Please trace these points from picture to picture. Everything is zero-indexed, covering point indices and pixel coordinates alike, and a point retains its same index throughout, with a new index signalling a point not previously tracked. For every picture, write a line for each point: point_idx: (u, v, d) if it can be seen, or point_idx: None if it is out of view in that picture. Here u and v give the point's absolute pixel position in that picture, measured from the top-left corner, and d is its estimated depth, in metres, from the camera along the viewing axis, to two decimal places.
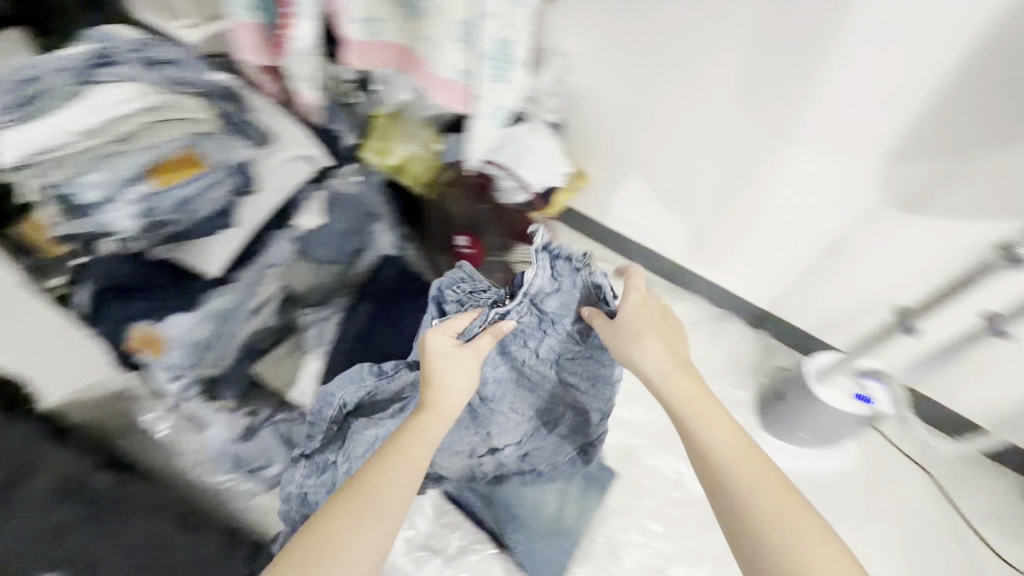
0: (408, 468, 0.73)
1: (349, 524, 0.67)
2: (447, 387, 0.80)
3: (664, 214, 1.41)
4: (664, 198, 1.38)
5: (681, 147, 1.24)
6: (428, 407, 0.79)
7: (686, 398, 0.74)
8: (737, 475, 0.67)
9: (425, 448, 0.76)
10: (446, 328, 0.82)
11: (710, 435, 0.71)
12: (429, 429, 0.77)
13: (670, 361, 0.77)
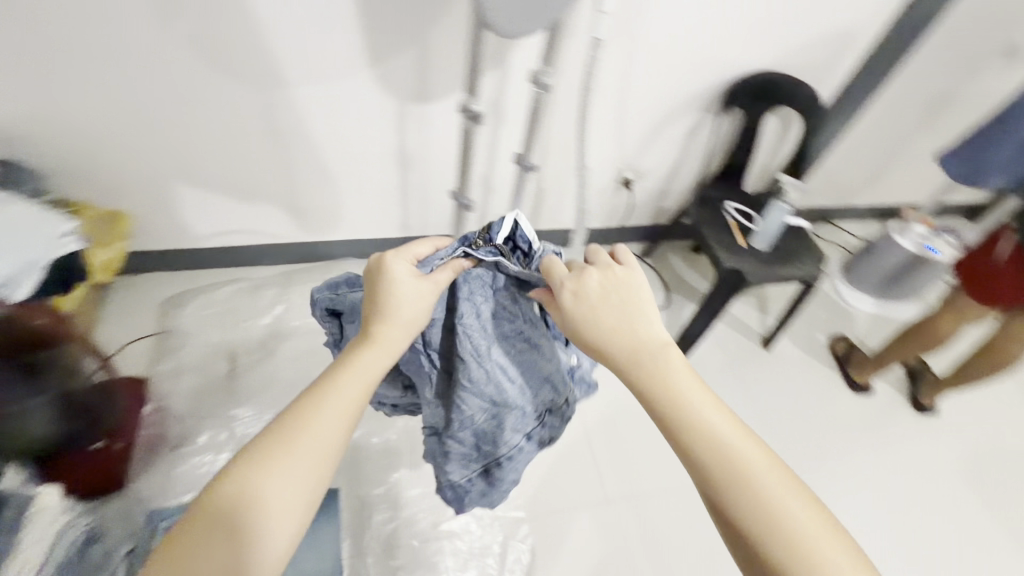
0: (328, 422, 0.53)
1: (258, 494, 0.48)
2: (407, 317, 0.63)
3: (245, 206, 1.24)
4: (228, 192, 1.20)
5: (189, 132, 1.06)
6: (376, 344, 0.60)
7: (651, 356, 0.57)
8: (742, 450, 0.51)
9: (358, 390, 0.57)
10: (406, 253, 0.69)
11: (686, 401, 0.54)
12: (364, 361, 0.59)
13: (634, 328, 0.59)
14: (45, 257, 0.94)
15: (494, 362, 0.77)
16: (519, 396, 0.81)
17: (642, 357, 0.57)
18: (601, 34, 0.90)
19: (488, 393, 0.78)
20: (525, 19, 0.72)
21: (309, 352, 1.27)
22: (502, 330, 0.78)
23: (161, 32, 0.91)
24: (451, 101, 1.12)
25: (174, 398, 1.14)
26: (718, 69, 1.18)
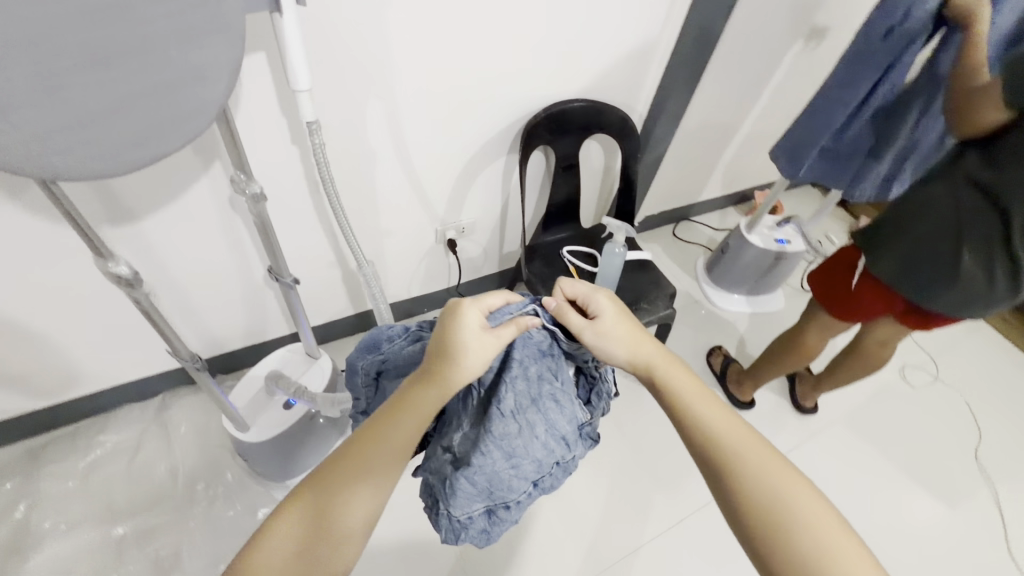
0: (385, 462, 0.49)
1: (319, 519, 0.46)
2: (472, 358, 0.55)
3: None
4: None
5: None
6: (439, 382, 0.53)
7: (660, 364, 0.57)
8: (754, 447, 0.50)
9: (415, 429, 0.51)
10: (478, 302, 0.59)
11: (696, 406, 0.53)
12: (426, 403, 0.52)
13: (645, 345, 0.58)
14: None
15: (531, 414, 0.60)
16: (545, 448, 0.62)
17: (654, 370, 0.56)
18: (313, 117, 0.67)
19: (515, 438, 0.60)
20: (124, 149, 0.48)
21: (71, 564, 0.93)
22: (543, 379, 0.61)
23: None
24: (173, 211, 0.84)
25: None
26: (509, 110, 1.00)
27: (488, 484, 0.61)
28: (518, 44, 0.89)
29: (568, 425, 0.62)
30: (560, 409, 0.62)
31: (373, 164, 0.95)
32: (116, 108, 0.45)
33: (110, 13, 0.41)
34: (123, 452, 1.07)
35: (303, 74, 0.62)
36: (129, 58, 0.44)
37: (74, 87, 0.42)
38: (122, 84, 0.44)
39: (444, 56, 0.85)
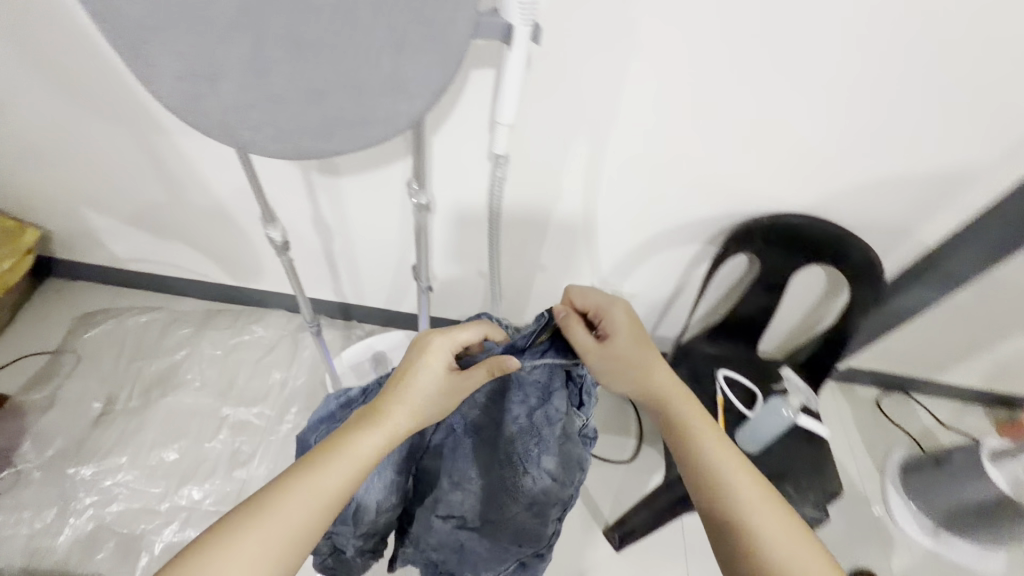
0: (324, 494, 0.47)
1: (239, 549, 0.43)
2: (426, 396, 0.55)
3: (163, 242, 1.13)
4: (140, 224, 1.09)
5: (94, 163, 0.96)
6: (381, 424, 0.52)
7: (672, 397, 0.61)
8: (723, 469, 0.54)
9: (356, 465, 0.49)
10: (447, 336, 0.59)
11: (704, 446, 0.56)
12: (364, 443, 0.51)
13: (665, 379, 0.62)
14: None
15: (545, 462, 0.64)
16: (565, 487, 0.67)
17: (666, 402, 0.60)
18: (503, 152, 0.65)
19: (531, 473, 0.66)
20: (308, 137, 0.49)
21: (185, 417, 1.11)
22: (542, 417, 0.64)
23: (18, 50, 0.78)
24: (368, 177, 0.90)
25: (27, 438, 1.03)
26: (726, 198, 0.84)
27: (516, 522, 0.69)
28: (767, 134, 0.74)
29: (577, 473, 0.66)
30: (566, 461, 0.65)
31: (556, 202, 0.89)
32: (306, 99, 0.46)
33: (328, 7, 0.41)
34: (259, 347, 1.22)
35: (509, 107, 0.60)
36: (330, 52, 0.44)
37: (267, 69, 0.42)
38: (323, 80, 0.45)
39: (674, 123, 0.74)
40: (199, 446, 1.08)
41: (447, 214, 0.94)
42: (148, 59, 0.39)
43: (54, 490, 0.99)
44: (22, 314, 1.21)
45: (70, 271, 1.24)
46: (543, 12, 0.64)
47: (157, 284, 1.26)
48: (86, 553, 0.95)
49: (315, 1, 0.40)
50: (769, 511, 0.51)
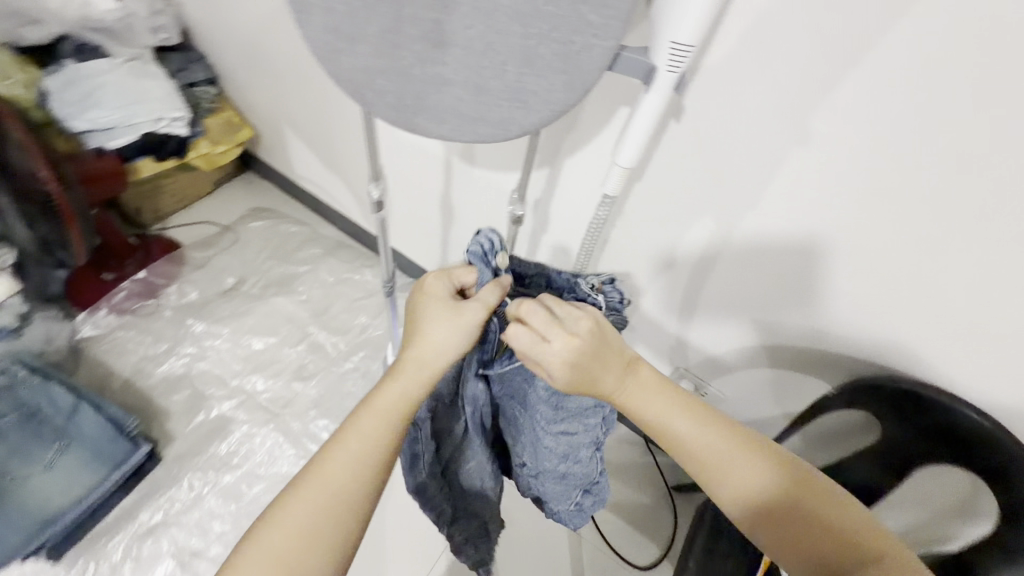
0: (318, 502, 0.44)
1: (286, 535, 0.43)
2: (438, 346, 0.50)
3: (329, 173, 1.30)
4: (318, 152, 1.27)
5: (304, 94, 1.14)
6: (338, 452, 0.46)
7: (671, 421, 0.50)
8: (732, 462, 0.49)
9: (383, 427, 0.47)
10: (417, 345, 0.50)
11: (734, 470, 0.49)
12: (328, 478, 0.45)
13: (662, 397, 0.50)
14: (142, 125, 1.13)
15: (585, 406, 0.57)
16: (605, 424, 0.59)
17: (669, 432, 0.50)
18: (612, 194, 0.61)
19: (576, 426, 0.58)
20: (421, 117, 0.51)
21: (281, 319, 1.26)
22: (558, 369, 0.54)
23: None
24: (498, 177, 0.92)
25: (175, 284, 1.27)
26: (860, 337, 0.70)
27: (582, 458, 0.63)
28: (944, 284, 0.59)
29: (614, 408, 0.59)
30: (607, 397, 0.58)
31: (665, 265, 0.83)
32: (427, 81, 0.48)
33: (468, 6, 0.42)
34: (361, 290, 1.33)
35: (630, 150, 0.56)
36: (460, 46, 0.45)
37: (398, 43, 0.45)
38: (448, 68, 0.46)
39: (823, 231, 0.64)
40: (279, 348, 1.22)
41: (555, 236, 0.92)
42: (304, 8, 0.44)
43: (172, 333, 1.20)
44: (219, 190, 1.48)
45: (263, 172, 1.49)
46: (710, 68, 0.58)
47: (315, 206, 1.45)
48: (168, 390, 1.14)
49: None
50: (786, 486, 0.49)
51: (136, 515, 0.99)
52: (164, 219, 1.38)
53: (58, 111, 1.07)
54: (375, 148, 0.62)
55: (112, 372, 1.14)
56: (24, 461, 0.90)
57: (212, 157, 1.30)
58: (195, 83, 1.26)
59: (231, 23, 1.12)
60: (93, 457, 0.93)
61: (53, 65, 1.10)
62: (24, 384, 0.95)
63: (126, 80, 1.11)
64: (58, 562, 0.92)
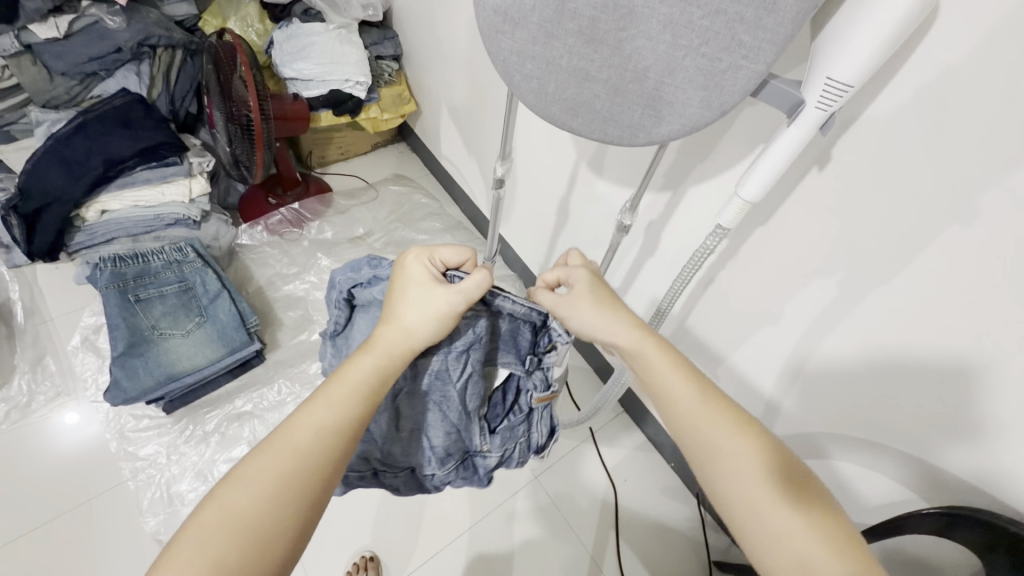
0: (280, 458, 0.45)
1: (247, 500, 0.42)
2: (413, 324, 0.54)
3: (471, 157, 1.40)
4: (466, 136, 1.38)
5: (469, 80, 1.24)
6: (302, 414, 0.48)
7: (661, 371, 0.53)
8: (712, 431, 0.50)
9: (338, 413, 0.48)
10: (410, 290, 0.55)
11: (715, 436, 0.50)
12: (295, 439, 0.46)
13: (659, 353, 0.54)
14: (333, 83, 1.32)
15: (427, 408, 0.62)
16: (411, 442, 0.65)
17: (658, 381, 0.53)
18: (726, 226, 0.59)
19: (396, 423, 0.63)
20: (557, 108, 0.55)
21: None
22: (460, 372, 0.59)
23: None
24: (620, 191, 0.93)
25: (318, 221, 1.45)
26: (987, 465, 0.60)
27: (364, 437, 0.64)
28: None
29: (425, 445, 0.65)
30: (437, 428, 0.63)
31: (768, 322, 0.79)
32: (572, 76, 0.51)
33: (628, 10, 0.44)
34: None
35: (755, 186, 0.54)
36: (610, 45, 0.47)
37: (554, 35, 0.49)
38: (595, 64, 0.49)
39: (963, 329, 0.56)
40: None
41: (662, 262, 0.91)
42: None
43: (304, 260, 1.38)
44: (375, 152, 1.67)
45: (415, 144, 1.65)
46: (871, 118, 0.54)
47: (450, 185, 1.57)
48: (287, 306, 1.31)
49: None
50: (764, 474, 0.47)
51: (232, 399, 1.15)
52: (327, 165, 1.60)
53: (278, 60, 1.30)
54: (511, 125, 0.68)
55: (251, 277, 1.34)
56: (171, 324, 1.09)
57: (381, 121, 1.49)
58: (384, 57, 1.43)
59: (428, 9, 1.26)
60: (217, 338, 1.10)
61: (285, 21, 1.33)
62: (189, 265, 1.15)
63: (333, 41, 1.30)
64: (169, 414, 1.10)
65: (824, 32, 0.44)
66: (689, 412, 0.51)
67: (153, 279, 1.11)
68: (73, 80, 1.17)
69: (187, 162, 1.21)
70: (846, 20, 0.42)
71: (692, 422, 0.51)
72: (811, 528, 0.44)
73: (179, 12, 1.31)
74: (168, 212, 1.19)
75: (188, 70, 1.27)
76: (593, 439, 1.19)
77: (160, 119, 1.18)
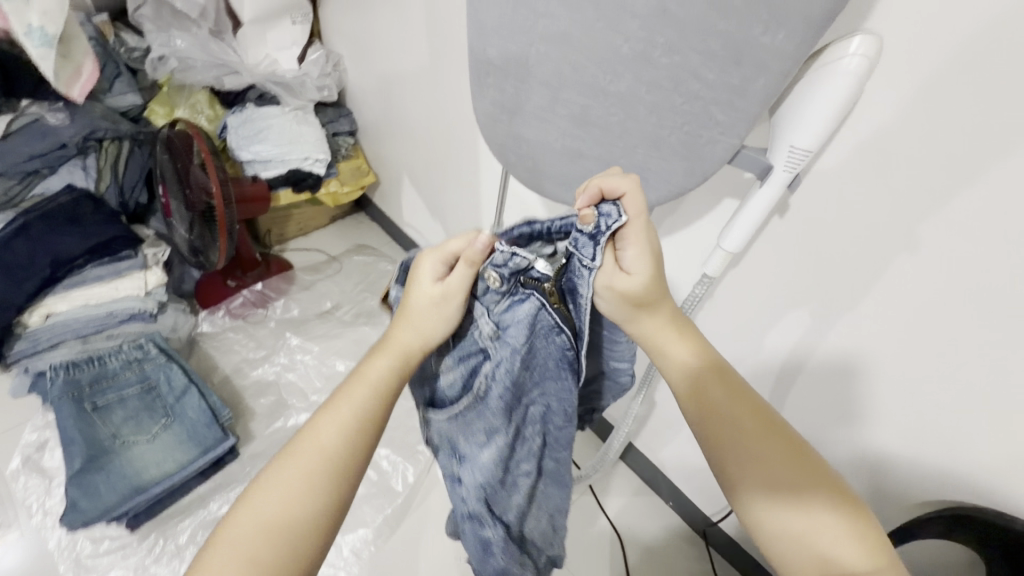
0: (309, 458, 0.48)
1: (279, 504, 0.46)
2: (425, 321, 0.51)
3: (436, 221, 1.43)
4: (429, 202, 1.41)
5: (430, 150, 1.29)
6: (321, 414, 0.50)
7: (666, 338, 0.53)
8: (720, 407, 0.51)
9: (358, 412, 0.50)
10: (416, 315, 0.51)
11: (724, 417, 0.50)
12: (317, 438, 0.49)
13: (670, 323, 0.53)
14: (291, 161, 1.32)
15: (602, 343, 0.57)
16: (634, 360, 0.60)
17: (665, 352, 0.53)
18: (712, 275, 0.64)
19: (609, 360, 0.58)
20: (552, 184, 0.59)
21: (365, 347, 1.34)
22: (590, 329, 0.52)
23: (427, 63, 1.12)
24: None
25: (283, 299, 1.41)
26: (962, 466, 0.65)
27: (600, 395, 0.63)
28: None
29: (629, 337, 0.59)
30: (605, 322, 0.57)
31: (749, 355, 0.84)
32: (564, 154, 0.56)
33: (615, 97, 0.50)
34: None
35: (735, 238, 0.60)
36: (600, 127, 0.52)
37: (548, 121, 0.54)
38: (587, 143, 0.54)
39: (922, 349, 0.62)
40: None
41: None
42: (485, 87, 0.55)
43: (272, 341, 1.32)
44: (334, 224, 1.67)
45: (376, 214, 1.66)
46: (821, 171, 0.61)
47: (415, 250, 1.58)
48: (258, 393, 1.24)
49: (608, 88, 0.49)
50: (771, 453, 0.49)
51: (204, 502, 1.06)
52: (285, 241, 1.57)
53: (233, 144, 1.29)
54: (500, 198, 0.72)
55: (216, 366, 1.27)
56: (134, 429, 1.01)
57: (341, 195, 1.50)
58: (340, 133, 1.47)
59: (384, 86, 1.31)
60: (187, 439, 1.03)
61: (237, 107, 1.34)
62: (151, 361, 1.09)
63: (289, 122, 1.32)
64: (133, 531, 0.99)
65: (780, 108, 0.51)
66: (698, 387, 0.51)
67: (113, 381, 1.04)
68: (11, 180, 1.09)
69: (142, 253, 1.16)
70: (800, 98, 0.49)
71: (703, 396, 0.51)
72: (816, 512, 0.46)
73: (122, 103, 1.28)
74: (121, 308, 1.11)
75: (138, 161, 1.23)
76: (592, 490, 1.18)
77: (109, 212, 1.12)
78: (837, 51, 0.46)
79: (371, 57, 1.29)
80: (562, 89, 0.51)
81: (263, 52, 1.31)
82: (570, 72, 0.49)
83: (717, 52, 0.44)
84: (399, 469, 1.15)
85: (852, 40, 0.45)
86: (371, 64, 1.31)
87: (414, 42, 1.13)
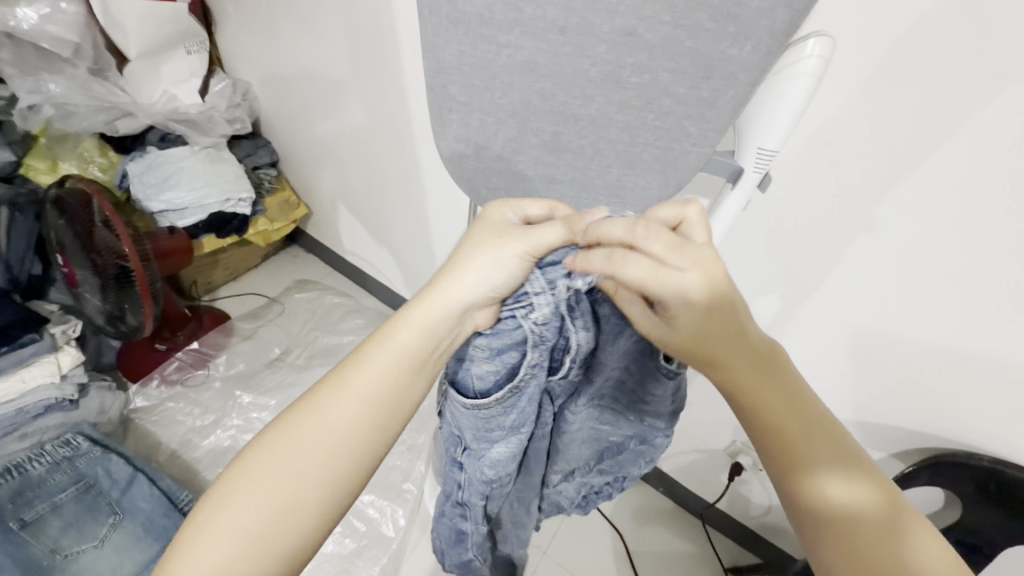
0: (317, 430, 0.43)
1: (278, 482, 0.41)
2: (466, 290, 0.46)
3: (381, 246, 1.37)
4: (371, 227, 1.34)
5: (365, 173, 1.22)
6: (338, 383, 0.45)
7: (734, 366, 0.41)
8: (791, 439, 0.41)
9: (376, 384, 0.45)
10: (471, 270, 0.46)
11: (793, 448, 0.41)
12: (324, 412, 0.44)
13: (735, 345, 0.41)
14: (211, 206, 1.20)
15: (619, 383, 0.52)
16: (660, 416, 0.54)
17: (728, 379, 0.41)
18: None
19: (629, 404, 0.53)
20: None
21: None
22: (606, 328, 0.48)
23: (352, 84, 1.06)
24: None
25: (224, 354, 1.29)
26: (929, 416, 0.70)
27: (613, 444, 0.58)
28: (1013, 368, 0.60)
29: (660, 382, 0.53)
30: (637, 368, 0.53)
31: None
32: (537, 180, 0.54)
33: (586, 120, 0.48)
34: None
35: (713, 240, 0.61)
36: (573, 151, 0.51)
37: (519, 149, 0.52)
38: (559, 167, 0.52)
39: (883, 317, 0.67)
40: None
41: None
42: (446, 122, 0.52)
43: (220, 402, 1.21)
44: (267, 263, 1.55)
45: (311, 245, 1.56)
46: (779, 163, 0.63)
47: (361, 276, 1.50)
48: (213, 464, 1.13)
49: (578, 112, 0.48)
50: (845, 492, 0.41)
51: None
52: (214, 289, 1.44)
53: (140, 195, 1.16)
54: None
55: (159, 444, 1.14)
56: (76, 538, 0.88)
57: (271, 232, 1.39)
58: (260, 166, 1.36)
59: (303, 111, 1.22)
60: (144, 534, 0.91)
61: (137, 152, 1.20)
62: (83, 456, 0.98)
63: (200, 162, 1.19)
64: None
65: (745, 113, 0.51)
66: (759, 412, 0.42)
67: (39, 489, 0.92)
68: None
69: (48, 334, 1.00)
70: (765, 103, 0.49)
71: (768, 421, 0.42)
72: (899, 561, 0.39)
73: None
74: (34, 401, 0.97)
75: (21, 228, 1.07)
76: None
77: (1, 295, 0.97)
78: (796, 53, 0.46)
79: (286, 82, 1.20)
80: (531, 117, 0.49)
81: (158, 89, 1.16)
82: (539, 100, 0.48)
83: (688, 69, 0.43)
84: (387, 514, 1.09)
85: (808, 42, 0.45)
86: (286, 89, 1.22)
87: (333, 63, 1.06)
